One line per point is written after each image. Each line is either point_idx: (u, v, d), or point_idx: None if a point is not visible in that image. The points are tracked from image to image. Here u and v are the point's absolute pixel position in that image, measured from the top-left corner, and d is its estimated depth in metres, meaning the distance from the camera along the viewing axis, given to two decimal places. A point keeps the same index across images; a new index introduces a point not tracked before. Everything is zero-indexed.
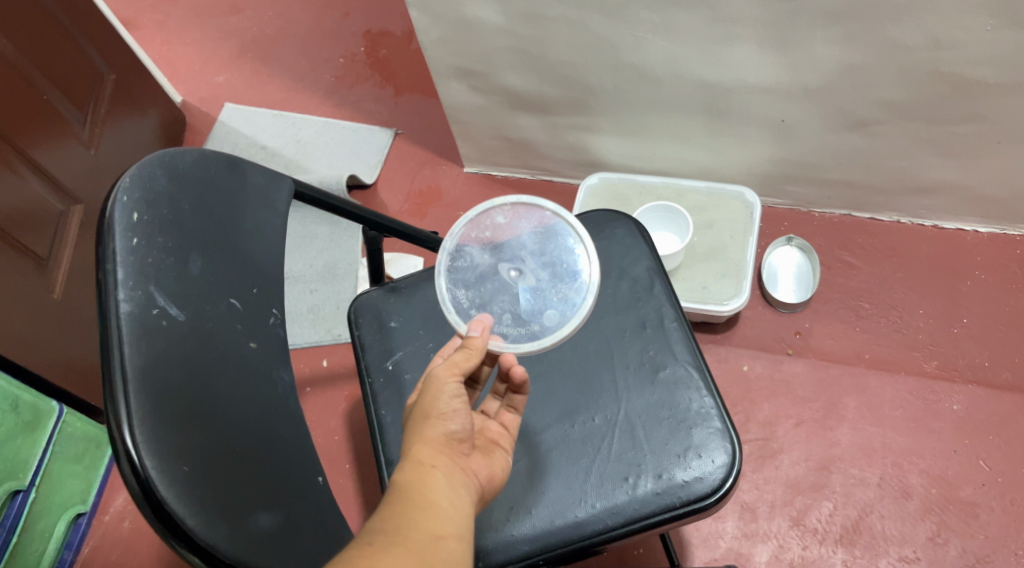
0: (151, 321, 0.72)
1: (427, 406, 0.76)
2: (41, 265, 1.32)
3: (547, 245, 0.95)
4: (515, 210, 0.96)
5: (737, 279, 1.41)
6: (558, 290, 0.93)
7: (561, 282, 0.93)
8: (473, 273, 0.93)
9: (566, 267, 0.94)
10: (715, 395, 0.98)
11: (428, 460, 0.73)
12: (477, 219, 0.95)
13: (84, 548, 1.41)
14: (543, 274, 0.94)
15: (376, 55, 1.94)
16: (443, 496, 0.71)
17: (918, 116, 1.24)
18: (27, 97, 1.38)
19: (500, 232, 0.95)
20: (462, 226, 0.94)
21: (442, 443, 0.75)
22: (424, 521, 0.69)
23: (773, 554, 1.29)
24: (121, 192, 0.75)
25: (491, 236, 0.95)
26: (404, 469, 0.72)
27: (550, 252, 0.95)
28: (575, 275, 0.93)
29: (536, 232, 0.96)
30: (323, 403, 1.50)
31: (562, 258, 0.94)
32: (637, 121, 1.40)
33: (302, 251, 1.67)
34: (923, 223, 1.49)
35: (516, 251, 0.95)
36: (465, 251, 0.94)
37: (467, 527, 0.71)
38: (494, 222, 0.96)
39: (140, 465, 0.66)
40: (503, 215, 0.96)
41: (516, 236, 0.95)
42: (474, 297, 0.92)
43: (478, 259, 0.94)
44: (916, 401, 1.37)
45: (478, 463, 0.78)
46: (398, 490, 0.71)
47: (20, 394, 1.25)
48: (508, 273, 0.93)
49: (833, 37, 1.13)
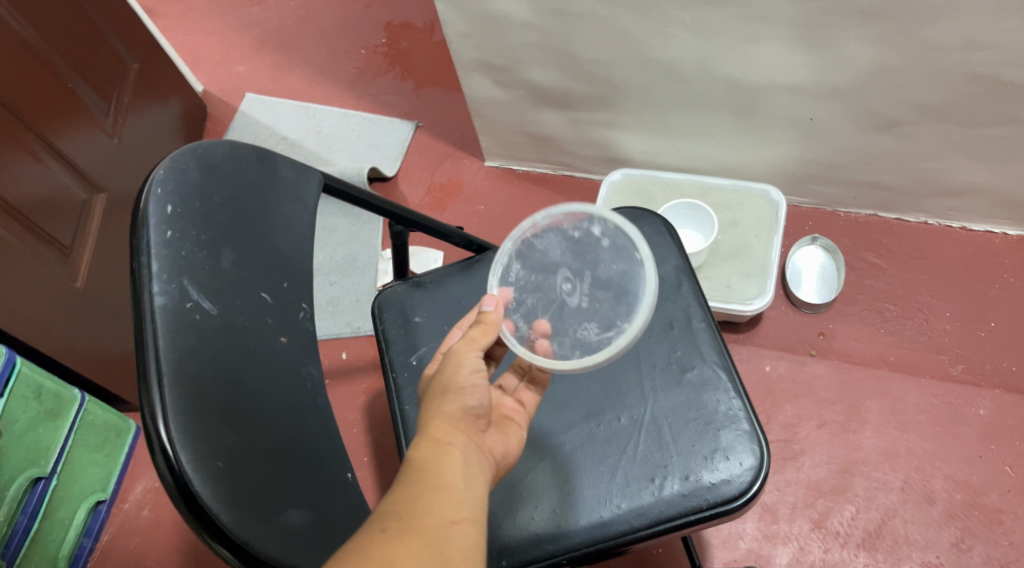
0: (184, 314, 0.72)
1: (445, 380, 0.75)
2: (65, 254, 1.32)
3: (615, 281, 0.88)
4: (615, 235, 0.89)
5: (761, 278, 1.40)
6: (583, 329, 0.87)
7: (591, 323, 0.87)
8: (538, 259, 0.91)
9: (611, 315, 0.87)
10: (743, 397, 0.97)
11: (444, 436, 0.71)
12: (582, 217, 0.90)
13: (103, 535, 1.42)
14: (587, 306, 0.88)
15: (397, 47, 1.93)
16: (458, 477, 0.69)
17: (951, 118, 1.23)
18: (51, 86, 1.37)
19: (585, 243, 0.90)
20: (561, 213, 0.90)
21: (459, 418, 0.73)
22: (438, 504, 0.66)
23: (794, 557, 1.28)
24: (155, 184, 0.76)
25: (576, 242, 0.90)
26: (421, 447, 0.70)
27: (610, 292, 0.88)
28: (610, 327, 0.86)
29: (610, 267, 0.88)
30: (343, 395, 1.50)
31: (615, 303, 0.87)
32: (663, 118, 1.39)
33: (322, 242, 1.67)
34: (950, 224, 1.48)
35: (584, 270, 0.89)
36: (549, 236, 0.91)
37: (480, 507, 0.68)
38: (591, 229, 0.90)
39: (174, 459, 0.66)
40: (602, 230, 0.89)
41: (596, 253, 0.89)
42: (521, 278, 0.90)
43: (552, 252, 0.91)
44: (941, 405, 1.36)
45: (494, 440, 0.77)
46: (414, 469, 0.69)
47: (43, 382, 1.25)
48: (560, 284, 0.90)
49: (866, 37, 1.12)
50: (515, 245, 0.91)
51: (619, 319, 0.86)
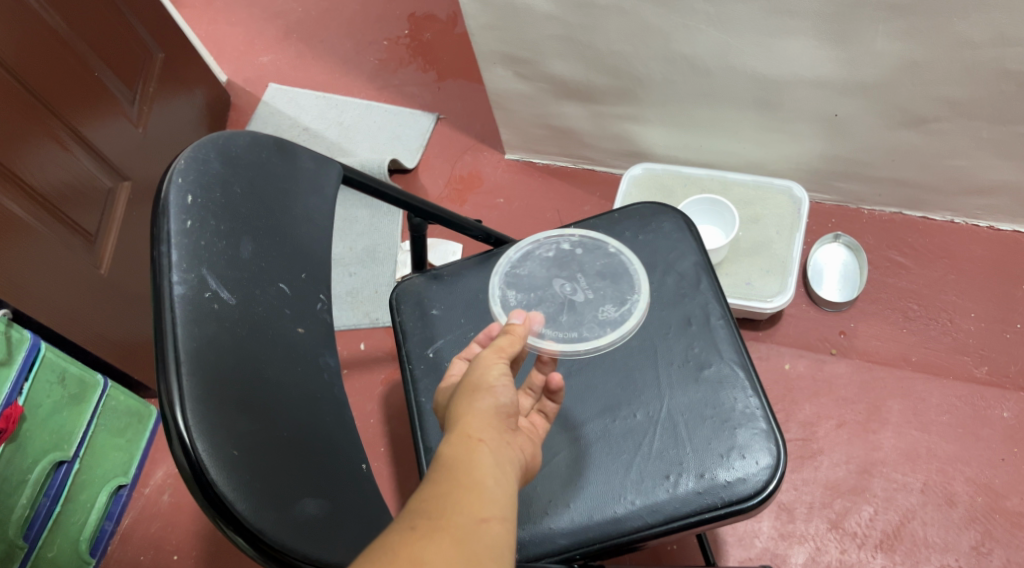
0: (203, 304, 0.73)
1: (474, 380, 0.72)
2: (90, 242, 1.34)
3: (607, 273, 0.94)
4: (584, 242, 0.97)
5: (782, 275, 1.38)
6: (601, 312, 0.91)
7: (608, 305, 0.91)
8: (527, 281, 0.93)
9: (617, 294, 0.92)
10: (760, 395, 0.96)
11: (475, 433, 0.68)
12: (548, 239, 0.97)
13: (124, 519, 1.43)
14: (592, 297, 0.92)
15: (420, 38, 1.93)
16: (489, 475, 0.66)
17: (981, 115, 1.20)
18: (80, 76, 1.39)
19: (563, 256, 0.96)
20: (530, 242, 0.97)
21: (492, 416, 0.70)
22: (467, 503, 0.64)
23: (810, 557, 1.27)
24: (176, 174, 0.77)
25: (555, 257, 0.96)
26: (451, 444, 0.67)
27: (605, 279, 0.94)
28: (625, 301, 0.91)
29: (596, 262, 0.95)
30: (361, 385, 1.50)
31: (617, 286, 0.93)
32: (686, 112, 1.38)
33: (343, 233, 1.68)
34: (977, 223, 1.46)
35: (572, 274, 0.94)
36: (530, 262, 0.95)
37: (511, 504, 0.66)
38: (560, 247, 0.97)
39: (191, 447, 0.66)
40: (570, 242, 0.97)
41: (578, 259, 0.96)
42: (522, 300, 0.92)
43: (536, 272, 0.95)
44: (964, 407, 1.34)
45: (523, 443, 0.73)
46: (444, 466, 0.66)
47: (67, 367, 1.28)
48: (560, 289, 0.93)
49: (896, 31, 1.10)
50: (503, 278, 0.94)
51: (628, 294, 0.92)
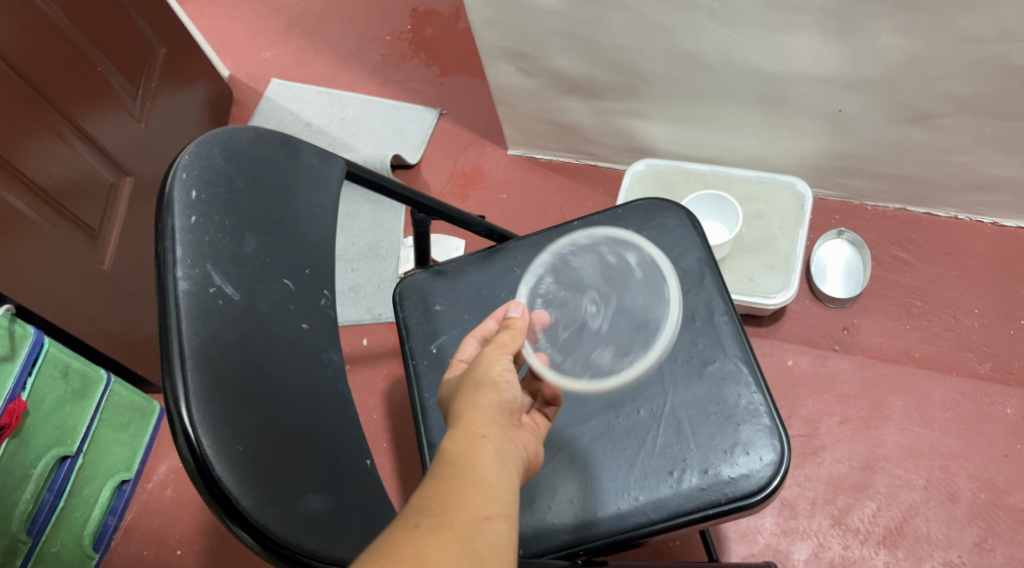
0: (208, 300, 0.73)
1: (478, 376, 0.73)
2: (92, 237, 1.34)
3: (642, 312, 0.89)
4: (648, 269, 0.91)
5: (785, 272, 1.38)
6: (600, 350, 0.88)
7: (609, 349, 0.88)
8: (569, 276, 0.92)
9: (625, 344, 0.88)
10: (764, 391, 0.96)
11: (479, 429, 0.69)
12: (620, 243, 0.92)
13: (127, 514, 1.44)
14: (605, 329, 0.90)
15: (422, 34, 1.93)
16: (492, 472, 0.66)
17: (985, 111, 1.20)
18: (83, 71, 1.39)
19: (618, 267, 0.92)
20: (604, 236, 0.92)
21: (496, 412, 0.70)
22: (470, 501, 0.63)
23: (813, 553, 1.27)
24: (180, 169, 0.77)
25: (609, 264, 0.92)
26: (455, 440, 0.68)
27: (631, 321, 0.89)
28: (623, 356, 0.87)
29: (639, 295, 0.90)
30: (364, 380, 1.51)
31: (633, 335, 0.88)
32: (689, 108, 1.38)
33: (346, 228, 1.67)
34: (981, 219, 1.45)
35: (611, 295, 0.91)
36: (588, 256, 0.92)
37: (514, 501, 0.66)
38: (626, 258, 0.92)
39: (196, 442, 0.66)
40: (638, 260, 0.91)
41: (627, 277, 0.91)
42: (551, 291, 0.91)
43: (585, 270, 0.92)
44: (967, 403, 1.34)
45: (526, 439, 0.73)
46: (447, 463, 0.66)
47: (70, 362, 1.28)
48: (586, 303, 0.91)
49: (900, 26, 1.10)
50: (551, 258, 0.92)
51: (634, 351, 0.87)
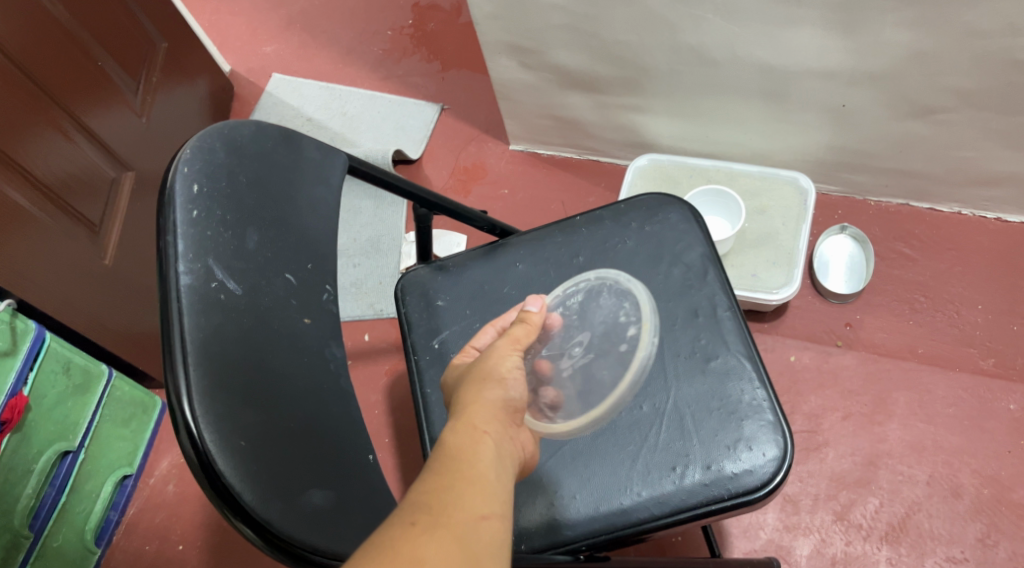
0: (210, 294, 0.72)
1: (487, 369, 0.74)
2: (94, 232, 1.33)
3: (600, 377, 0.87)
4: (631, 350, 0.87)
5: (788, 267, 1.37)
6: (553, 385, 0.87)
7: (552, 393, 0.86)
8: (585, 309, 0.91)
9: (568, 398, 0.87)
10: (767, 387, 0.96)
11: (481, 424, 0.69)
12: (638, 309, 0.90)
13: (129, 509, 1.44)
14: (567, 372, 0.88)
15: (424, 28, 1.92)
16: (491, 469, 0.66)
17: (989, 106, 1.19)
18: (84, 66, 1.38)
19: (617, 325, 0.89)
20: (632, 294, 0.91)
21: (498, 408, 0.71)
22: (468, 498, 0.63)
23: (815, 549, 1.27)
24: (182, 163, 0.76)
25: (615, 320, 0.90)
26: (456, 434, 0.68)
27: (589, 378, 0.87)
28: (555, 406, 0.86)
29: (610, 362, 0.87)
30: (366, 376, 1.50)
31: (584, 395, 0.87)
32: (692, 103, 1.37)
33: (347, 224, 1.67)
34: (984, 214, 1.45)
35: (593, 345, 0.89)
36: (608, 303, 0.91)
37: (509, 500, 0.65)
38: (636, 327, 0.88)
39: (198, 437, 0.66)
40: (636, 337, 0.88)
41: (616, 344, 0.88)
42: (568, 312, 0.92)
43: (600, 311, 0.91)
44: (971, 399, 1.34)
45: (527, 437, 0.74)
46: (447, 458, 0.66)
47: (72, 357, 1.27)
48: (574, 341, 0.89)
49: (904, 20, 1.09)
50: (591, 287, 0.93)
51: (567, 410, 0.86)
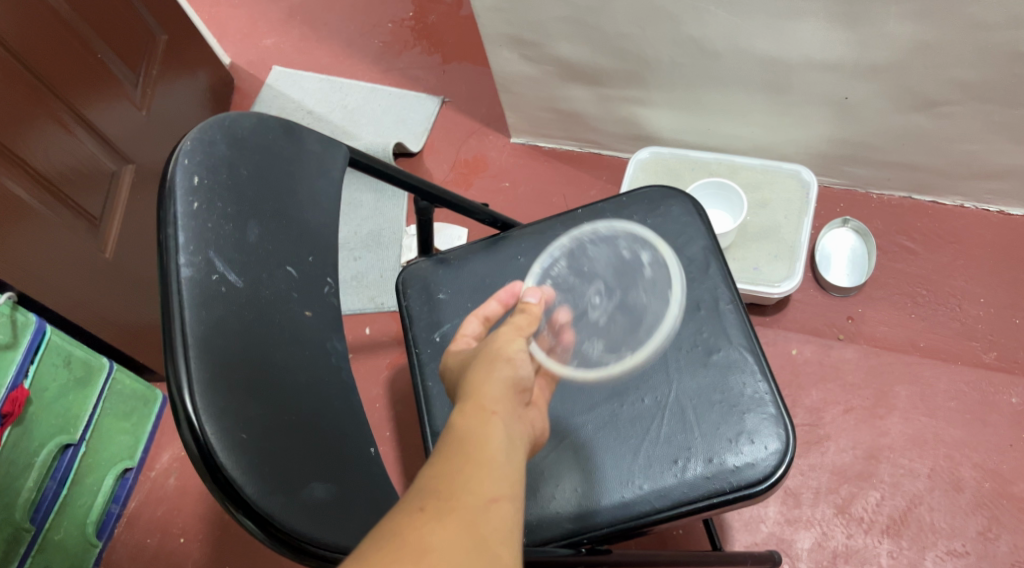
0: (211, 287, 0.72)
1: (494, 351, 0.73)
2: (94, 225, 1.33)
3: (638, 305, 0.99)
4: (653, 270, 1.02)
5: (790, 260, 1.37)
6: (593, 341, 0.97)
7: (598, 340, 0.97)
8: (585, 266, 1.00)
9: (616, 339, 0.98)
10: (769, 380, 0.96)
11: (489, 405, 0.68)
12: (636, 243, 1.04)
13: (130, 502, 1.44)
14: (603, 322, 0.98)
15: (425, 21, 1.92)
16: (500, 452, 0.65)
17: (993, 98, 1.19)
18: (84, 58, 1.38)
19: (629, 263, 1.01)
20: (622, 231, 1.05)
21: (508, 388, 0.70)
22: (476, 482, 0.62)
23: (816, 542, 1.27)
24: (182, 155, 0.76)
25: (620, 259, 1.01)
26: (464, 416, 0.67)
27: (626, 315, 0.98)
28: (613, 349, 0.98)
29: (641, 295, 1.00)
30: (367, 369, 1.50)
31: (628, 331, 0.98)
32: (694, 96, 1.37)
33: (348, 217, 1.67)
34: (987, 208, 1.44)
35: (613, 288, 0.99)
36: (603, 248, 1.02)
37: (520, 483, 0.65)
38: (637, 256, 1.02)
39: (200, 431, 0.66)
40: (647, 262, 1.02)
41: (635, 276, 1.01)
42: (566, 274, 1.00)
43: (598, 262, 1.01)
44: (973, 392, 1.33)
45: (534, 418, 0.74)
46: (455, 441, 0.65)
47: (72, 350, 1.27)
48: (592, 295, 0.98)
49: (908, 13, 1.09)
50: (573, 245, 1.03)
51: (624, 348, 0.98)
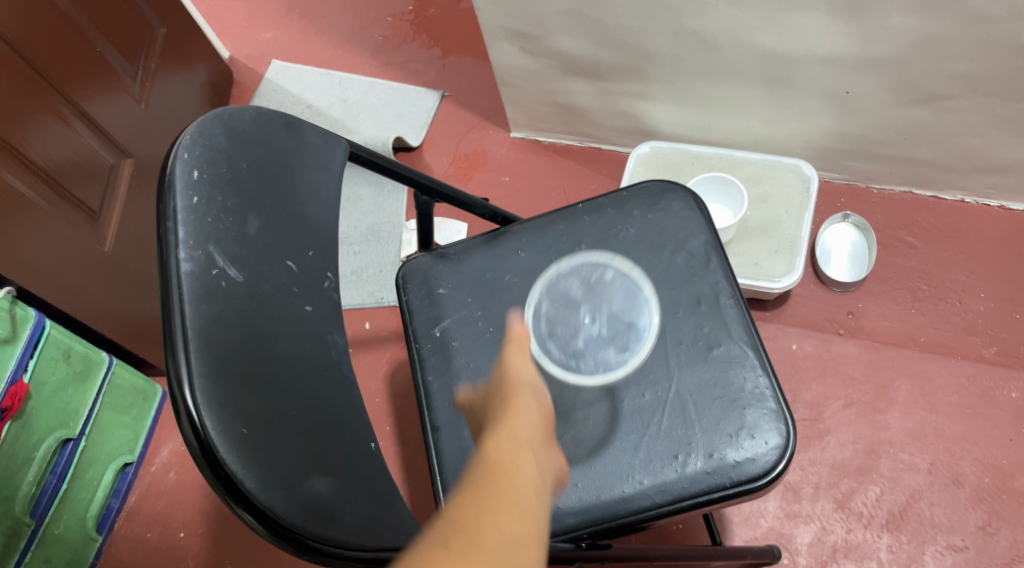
0: (211, 281, 0.72)
1: (517, 383, 0.74)
2: (93, 219, 1.33)
3: (625, 308, 0.98)
4: (619, 274, 1.00)
5: (790, 255, 1.37)
6: (604, 352, 0.96)
7: (608, 350, 0.96)
8: (562, 294, 0.98)
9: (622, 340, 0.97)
10: (770, 375, 0.95)
11: (517, 439, 0.67)
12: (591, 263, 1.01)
13: (130, 497, 1.44)
14: (604, 334, 0.96)
15: (424, 14, 1.91)
16: (529, 486, 0.63)
17: (994, 92, 1.19)
18: (82, 51, 1.37)
19: (595, 281, 0.99)
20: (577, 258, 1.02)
21: (534, 423, 0.70)
22: (504, 517, 0.60)
23: (816, 536, 1.27)
24: (182, 149, 0.75)
25: (585, 280, 0.99)
26: (494, 447, 0.65)
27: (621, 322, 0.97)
28: (623, 347, 0.96)
29: (619, 298, 0.98)
30: (366, 364, 1.50)
31: (629, 333, 0.97)
32: (695, 90, 1.36)
33: (348, 211, 1.67)
34: (988, 202, 1.44)
35: (597, 305, 0.96)
36: (569, 279, 0.99)
37: (544, 525, 0.63)
38: (600, 273, 1.00)
39: (201, 425, 0.66)
40: (610, 271, 1.00)
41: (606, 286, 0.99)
42: (552, 306, 0.97)
43: (572, 288, 0.98)
44: (972, 386, 1.33)
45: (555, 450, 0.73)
46: (482, 473, 0.63)
47: (72, 344, 1.27)
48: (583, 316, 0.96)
49: (910, 6, 1.08)
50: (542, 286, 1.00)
51: (632, 343, 0.97)
